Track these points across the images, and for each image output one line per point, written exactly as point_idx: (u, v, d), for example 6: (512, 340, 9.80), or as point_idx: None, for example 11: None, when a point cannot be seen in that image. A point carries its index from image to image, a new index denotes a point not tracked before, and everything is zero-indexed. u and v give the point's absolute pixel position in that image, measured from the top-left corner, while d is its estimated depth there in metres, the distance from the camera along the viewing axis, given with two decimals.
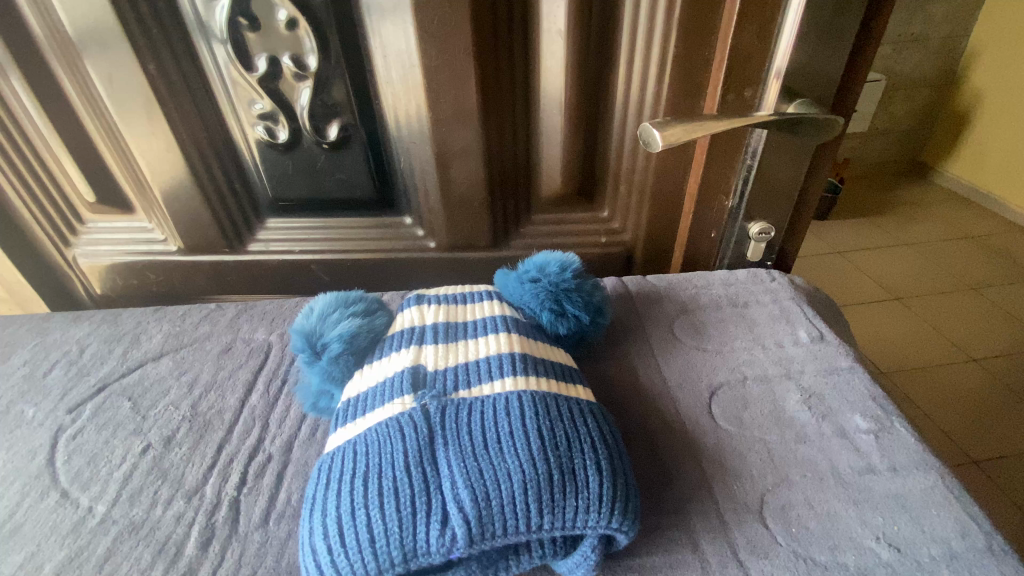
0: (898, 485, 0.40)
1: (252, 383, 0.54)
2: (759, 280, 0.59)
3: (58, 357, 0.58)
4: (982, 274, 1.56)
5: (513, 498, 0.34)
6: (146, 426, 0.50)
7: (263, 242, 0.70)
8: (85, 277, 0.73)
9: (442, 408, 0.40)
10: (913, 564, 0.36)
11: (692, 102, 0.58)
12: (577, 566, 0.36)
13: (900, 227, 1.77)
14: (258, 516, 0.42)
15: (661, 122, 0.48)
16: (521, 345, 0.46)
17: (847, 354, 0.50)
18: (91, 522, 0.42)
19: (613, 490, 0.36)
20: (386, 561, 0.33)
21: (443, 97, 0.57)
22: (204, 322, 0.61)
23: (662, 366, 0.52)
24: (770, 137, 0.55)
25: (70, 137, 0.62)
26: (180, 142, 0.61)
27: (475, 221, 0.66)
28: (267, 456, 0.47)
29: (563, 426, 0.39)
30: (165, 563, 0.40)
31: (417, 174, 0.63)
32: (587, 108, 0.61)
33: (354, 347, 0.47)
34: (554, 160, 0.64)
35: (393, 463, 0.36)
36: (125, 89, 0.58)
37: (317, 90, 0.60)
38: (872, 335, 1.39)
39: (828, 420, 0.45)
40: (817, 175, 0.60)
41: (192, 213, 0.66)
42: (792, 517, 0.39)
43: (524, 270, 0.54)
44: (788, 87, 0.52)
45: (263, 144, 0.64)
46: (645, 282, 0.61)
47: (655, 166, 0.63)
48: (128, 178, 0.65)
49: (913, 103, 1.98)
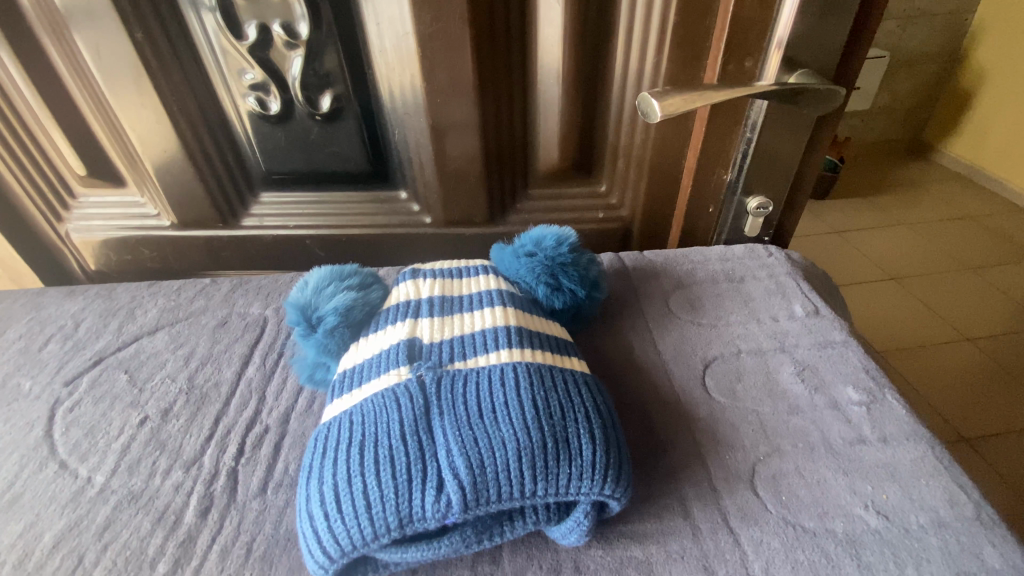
0: (888, 456, 0.41)
1: (248, 356, 0.54)
2: (756, 255, 0.59)
3: (53, 331, 0.57)
4: (979, 254, 1.56)
5: (508, 466, 0.35)
6: (143, 398, 0.50)
7: (257, 217, 0.69)
8: (78, 252, 0.72)
9: (437, 379, 0.40)
10: (900, 531, 0.36)
11: (692, 72, 0.57)
12: (571, 531, 0.37)
13: (899, 206, 1.77)
14: (257, 485, 0.43)
15: (660, 92, 0.47)
16: (517, 318, 0.46)
17: (841, 328, 0.51)
18: (90, 491, 0.43)
19: (606, 458, 0.37)
20: (382, 526, 0.33)
21: (438, 67, 0.56)
22: (199, 297, 0.61)
23: (657, 339, 0.52)
24: (770, 109, 0.54)
25: (57, 108, 0.61)
26: (170, 114, 0.60)
27: (471, 196, 0.65)
28: (265, 428, 0.47)
29: (557, 396, 0.39)
30: (165, 531, 0.40)
31: (412, 147, 0.62)
32: (586, 79, 0.60)
33: (350, 320, 0.47)
34: (551, 133, 0.63)
35: (388, 432, 0.36)
36: (113, 58, 0.56)
37: (309, 59, 0.58)
38: (868, 315, 1.40)
39: (820, 392, 0.45)
40: (816, 149, 0.59)
41: (185, 187, 0.65)
42: (783, 485, 0.40)
43: (521, 244, 0.54)
44: (791, 57, 0.51)
45: (255, 116, 0.62)
46: (642, 257, 0.61)
47: (653, 139, 0.62)
48: (119, 151, 0.64)
49: (916, 80, 1.95)
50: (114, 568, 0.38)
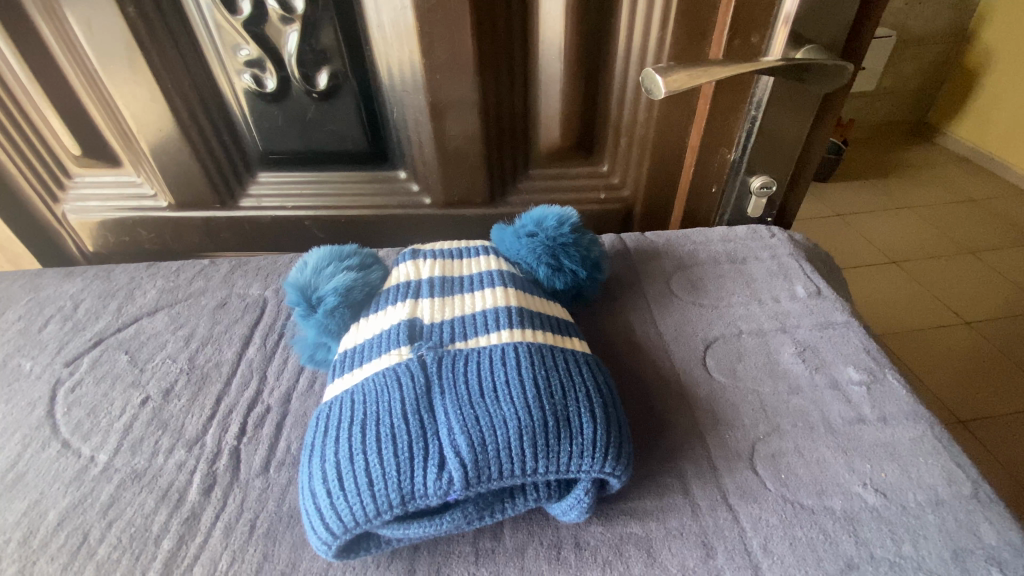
0: (887, 435, 0.41)
1: (248, 336, 0.54)
2: (758, 236, 0.59)
3: (53, 312, 0.57)
4: (980, 237, 1.55)
5: (509, 444, 0.35)
6: (144, 378, 0.50)
7: (254, 198, 0.69)
8: (75, 233, 0.72)
9: (439, 359, 0.40)
10: (898, 509, 0.37)
11: (697, 48, 0.55)
12: (571, 508, 0.37)
13: (902, 189, 1.75)
14: (259, 463, 0.43)
15: (664, 67, 0.46)
16: (518, 299, 0.45)
17: (843, 309, 0.50)
18: (93, 470, 0.43)
19: (607, 437, 0.37)
20: (384, 502, 0.33)
21: (437, 43, 0.55)
22: (198, 278, 0.61)
23: (658, 320, 0.52)
24: (776, 87, 0.53)
25: (49, 86, 0.60)
26: (165, 91, 0.59)
27: (471, 176, 0.65)
28: (266, 407, 0.48)
29: (558, 376, 0.39)
30: (169, 508, 0.40)
31: (412, 126, 0.62)
32: (588, 57, 0.59)
33: (350, 300, 0.46)
34: (553, 112, 0.62)
35: (390, 411, 0.36)
36: (106, 34, 0.55)
37: (306, 35, 0.57)
38: (868, 298, 1.40)
39: (821, 371, 0.46)
40: (820, 128, 0.59)
41: (181, 167, 0.64)
42: (782, 464, 0.40)
43: (521, 225, 0.53)
44: (797, 31, 0.50)
45: (251, 94, 0.61)
46: (643, 238, 0.60)
47: (656, 119, 0.61)
48: (114, 130, 0.63)
49: (922, 60, 1.92)
50: (119, 545, 0.38)
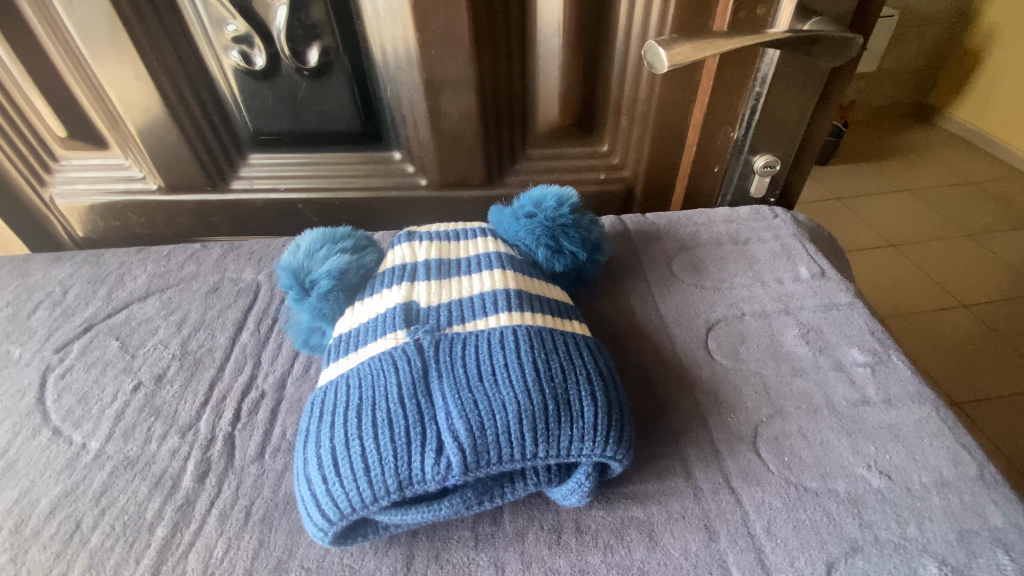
0: (891, 417, 0.40)
1: (241, 321, 0.53)
2: (761, 217, 0.57)
3: (41, 298, 0.56)
4: (980, 219, 1.54)
5: (508, 427, 0.34)
6: (136, 364, 0.49)
7: (247, 180, 0.67)
8: (64, 218, 0.70)
9: (436, 342, 0.39)
10: (902, 491, 0.36)
11: (700, 21, 0.54)
12: (572, 492, 0.36)
13: (902, 171, 1.74)
14: (254, 449, 0.43)
15: (667, 40, 0.44)
16: (516, 281, 0.44)
17: (847, 290, 0.49)
18: (85, 458, 0.42)
19: (608, 421, 0.36)
20: (381, 488, 0.33)
21: (432, 16, 0.53)
22: (190, 262, 0.59)
23: (659, 302, 0.51)
24: (781, 61, 0.52)
25: (32, 66, 0.58)
26: (151, 69, 0.57)
27: (468, 158, 0.63)
28: (261, 393, 0.47)
29: (558, 359, 0.38)
30: (163, 495, 0.40)
31: (406, 103, 0.60)
32: (589, 32, 0.57)
33: (345, 284, 0.45)
34: (552, 90, 0.61)
35: (387, 396, 0.36)
36: (87, 11, 0.53)
37: (294, 8, 0.55)
38: (869, 282, 1.39)
39: (825, 353, 0.45)
40: (825, 106, 0.57)
41: (170, 148, 0.63)
42: (785, 447, 0.39)
43: (520, 205, 0.52)
44: (804, 3, 0.49)
45: (240, 71, 0.59)
46: (643, 219, 0.59)
47: (658, 96, 0.59)
48: (100, 112, 0.61)
49: (924, 40, 1.88)
50: (112, 533, 0.38)
